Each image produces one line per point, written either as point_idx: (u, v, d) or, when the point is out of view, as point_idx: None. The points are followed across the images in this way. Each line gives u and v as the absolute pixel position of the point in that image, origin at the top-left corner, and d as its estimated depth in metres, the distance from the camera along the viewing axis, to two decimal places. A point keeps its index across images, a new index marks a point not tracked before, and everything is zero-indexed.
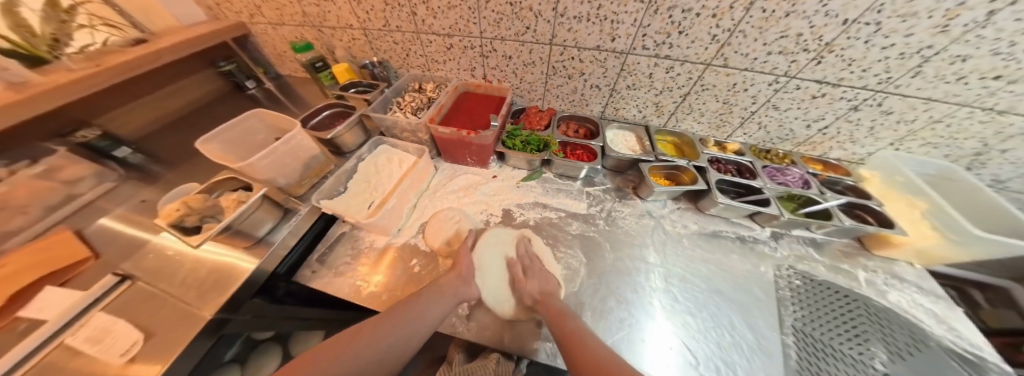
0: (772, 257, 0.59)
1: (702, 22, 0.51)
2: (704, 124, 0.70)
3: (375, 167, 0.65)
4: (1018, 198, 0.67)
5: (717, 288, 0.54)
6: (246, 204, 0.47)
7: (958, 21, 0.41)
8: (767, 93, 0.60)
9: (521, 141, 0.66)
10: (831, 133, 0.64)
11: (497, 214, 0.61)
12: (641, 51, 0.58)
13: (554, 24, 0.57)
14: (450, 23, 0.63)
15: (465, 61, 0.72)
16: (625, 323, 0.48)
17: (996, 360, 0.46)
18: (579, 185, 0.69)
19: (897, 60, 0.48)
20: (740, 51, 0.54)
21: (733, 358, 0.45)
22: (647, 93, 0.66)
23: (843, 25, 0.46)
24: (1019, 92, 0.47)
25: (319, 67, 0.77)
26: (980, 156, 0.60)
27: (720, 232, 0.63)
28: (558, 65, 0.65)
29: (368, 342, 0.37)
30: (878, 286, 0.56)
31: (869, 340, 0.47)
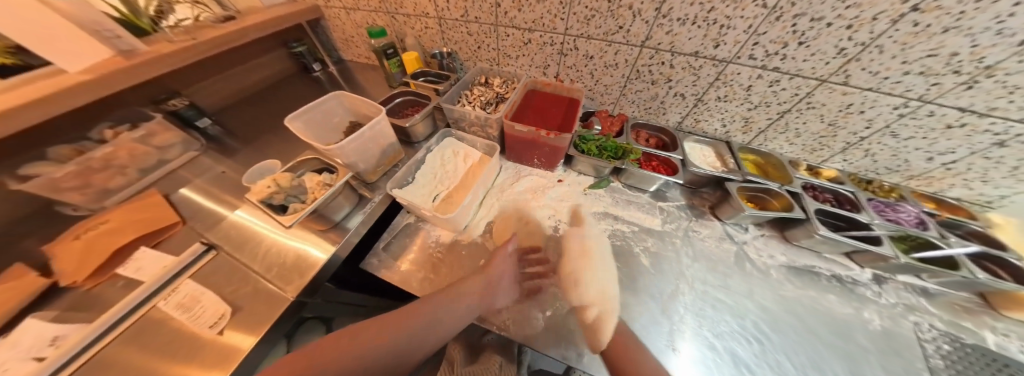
0: (878, 302, 0.52)
1: (832, 33, 0.45)
2: (798, 145, 0.64)
3: (442, 160, 0.64)
4: None
5: (817, 332, 0.48)
6: (332, 188, 0.46)
7: None
8: (888, 117, 0.53)
9: (596, 147, 0.62)
10: (958, 168, 0.56)
11: (566, 221, 0.58)
12: (746, 60, 0.53)
13: (652, 25, 0.53)
14: (534, 17, 0.61)
15: (540, 57, 0.69)
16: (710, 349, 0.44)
17: None
18: (651, 200, 0.64)
19: None
20: (868, 69, 0.48)
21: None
22: (738, 106, 0.61)
23: (1019, 47, 0.39)
24: None
25: (390, 54, 0.76)
26: None
27: (814, 268, 0.56)
28: (644, 70, 0.61)
29: (373, 342, 0.39)
30: (1013, 354, 0.48)
31: None
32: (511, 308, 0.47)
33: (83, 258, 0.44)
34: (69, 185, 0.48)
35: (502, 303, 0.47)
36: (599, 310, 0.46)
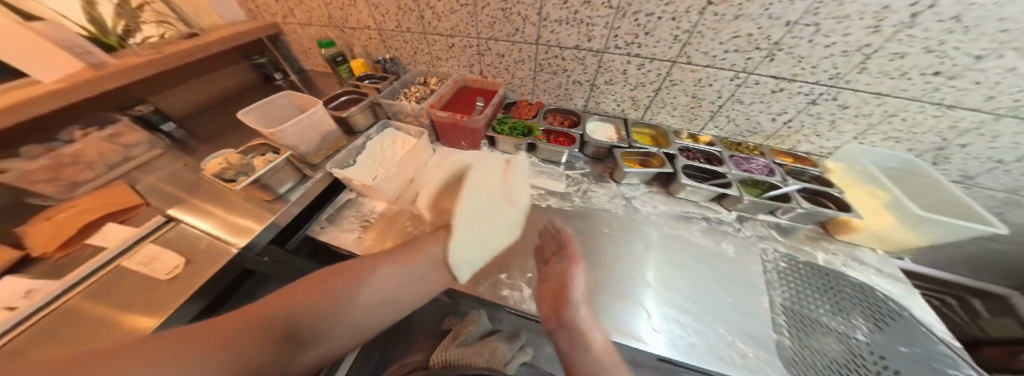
0: (734, 235, 0.64)
1: (664, 24, 0.59)
2: (678, 117, 0.77)
3: (381, 146, 0.74)
4: (996, 197, 0.72)
5: (683, 262, 0.59)
6: (273, 164, 0.56)
7: (886, 22, 0.49)
8: (730, 87, 0.66)
9: (509, 127, 0.75)
10: (795, 126, 0.70)
11: (484, 189, 0.69)
12: (614, 50, 0.66)
13: (539, 26, 0.67)
14: (452, 25, 0.74)
15: (464, 58, 0.82)
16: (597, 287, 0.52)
17: (947, 335, 0.51)
18: (560, 169, 0.76)
19: (842, 57, 0.55)
20: (701, 50, 0.61)
21: (712, 330, 0.48)
22: (623, 88, 0.74)
23: (786, 27, 0.53)
24: (961, 87, 0.55)
25: (339, 61, 0.88)
26: (943, 151, 0.66)
27: (690, 214, 0.67)
28: (544, 63, 0.74)
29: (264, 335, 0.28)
30: (837, 267, 0.60)
31: (844, 311, 0.53)
32: None
33: (53, 235, 0.51)
34: (40, 178, 0.56)
35: None
36: (504, 256, 0.56)
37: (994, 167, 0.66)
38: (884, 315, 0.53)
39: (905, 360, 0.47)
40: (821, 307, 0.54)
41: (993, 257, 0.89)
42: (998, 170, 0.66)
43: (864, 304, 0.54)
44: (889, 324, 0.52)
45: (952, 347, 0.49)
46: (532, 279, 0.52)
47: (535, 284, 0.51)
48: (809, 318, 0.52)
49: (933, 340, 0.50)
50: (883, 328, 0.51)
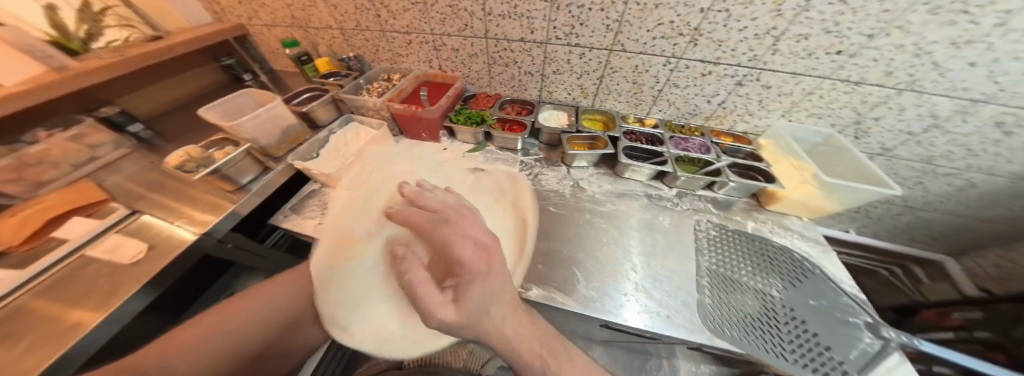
0: (672, 209, 0.69)
1: (595, 15, 0.63)
2: (624, 103, 0.82)
3: (344, 139, 0.78)
4: (915, 166, 0.79)
5: (622, 234, 0.63)
6: (233, 156, 0.59)
7: (784, 6, 0.54)
8: (665, 72, 0.71)
9: (465, 117, 0.80)
10: (729, 107, 0.76)
11: (441, 176, 0.74)
12: (556, 40, 0.71)
13: (485, 21, 0.71)
14: (406, 22, 0.78)
15: (422, 54, 0.86)
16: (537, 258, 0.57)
17: (853, 288, 0.56)
18: (515, 156, 0.80)
19: (755, 39, 0.61)
20: (632, 38, 0.66)
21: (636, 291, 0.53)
22: (570, 77, 0.79)
23: (701, 13, 0.59)
24: (862, 64, 0.61)
25: (304, 60, 0.92)
26: (860, 124, 0.72)
27: (632, 192, 0.72)
28: (496, 55, 0.79)
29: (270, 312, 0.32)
30: (763, 233, 0.66)
31: (764, 271, 0.58)
32: None
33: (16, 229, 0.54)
34: None
35: None
36: None
37: (907, 137, 0.72)
38: (798, 273, 0.58)
39: (812, 311, 0.52)
40: (743, 269, 0.58)
41: (923, 224, 0.96)
42: (911, 140, 0.73)
43: (782, 264, 0.60)
44: (802, 280, 0.57)
45: (856, 299, 0.54)
46: None
47: None
48: (731, 278, 0.57)
49: (841, 293, 0.55)
50: (797, 284, 0.56)
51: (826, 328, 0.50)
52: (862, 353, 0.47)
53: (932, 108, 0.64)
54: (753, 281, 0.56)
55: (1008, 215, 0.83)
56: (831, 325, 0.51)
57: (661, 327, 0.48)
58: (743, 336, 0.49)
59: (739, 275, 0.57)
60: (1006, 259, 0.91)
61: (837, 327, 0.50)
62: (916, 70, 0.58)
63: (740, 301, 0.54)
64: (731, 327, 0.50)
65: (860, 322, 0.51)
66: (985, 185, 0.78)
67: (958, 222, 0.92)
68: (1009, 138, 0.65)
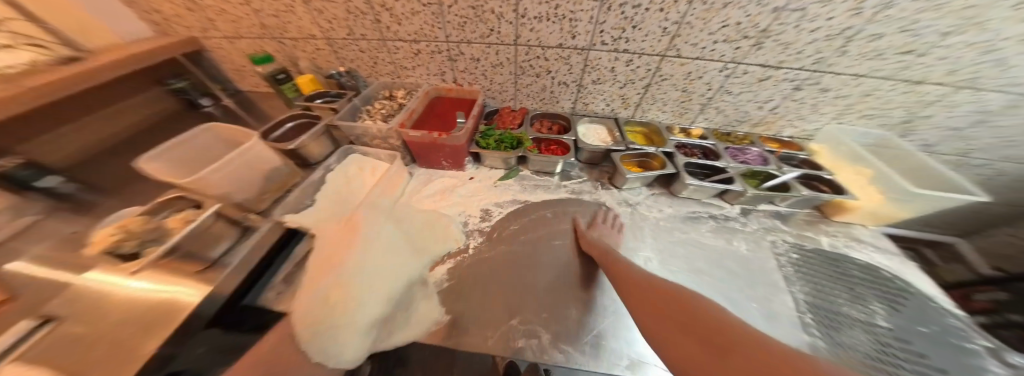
0: (743, 231, 0.61)
1: (652, 16, 0.54)
2: (668, 113, 0.74)
3: (346, 177, 0.63)
4: (950, 160, 0.79)
5: (704, 271, 0.54)
6: (196, 223, 0.41)
7: (868, 4, 0.48)
8: (720, 79, 0.64)
9: (495, 140, 0.67)
10: (781, 112, 0.70)
11: (475, 215, 0.61)
12: (600, 46, 0.61)
13: (516, 25, 0.59)
14: (415, 29, 0.65)
15: (433, 66, 0.73)
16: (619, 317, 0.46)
17: (952, 307, 0.52)
18: (557, 181, 0.69)
19: (825, 41, 0.55)
20: (690, 42, 0.58)
21: None
22: (611, 87, 0.69)
23: (773, 13, 0.51)
24: (929, 63, 0.57)
25: (282, 79, 0.74)
26: (909, 123, 0.70)
27: (695, 213, 0.64)
28: (525, 65, 0.67)
29: None
30: (841, 249, 0.61)
31: (860, 296, 0.52)
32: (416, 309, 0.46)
33: None
34: None
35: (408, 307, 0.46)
36: (511, 295, 0.48)
37: (952, 133, 0.71)
38: (892, 294, 0.53)
39: (927, 341, 0.47)
40: (840, 296, 0.52)
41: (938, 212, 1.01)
42: (955, 136, 0.72)
43: (874, 286, 0.55)
44: (900, 303, 0.52)
45: (961, 319, 0.50)
46: (548, 319, 0.45)
47: (554, 320, 0.45)
48: (834, 310, 0.50)
49: (943, 315, 0.51)
50: (896, 309, 0.51)
51: (952, 362, 0.44)
52: None
53: (984, 104, 0.63)
54: (856, 311, 0.50)
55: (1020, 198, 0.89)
56: (955, 358, 0.45)
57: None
58: None
59: (840, 305, 0.51)
60: (1015, 239, 0.97)
61: (961, 359, 0.45)
62: (982, 67, 0.55)
63: (855, 337, 0.47)
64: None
65: (978, 349, 0.46)
66: (1009, 172, 0.80)
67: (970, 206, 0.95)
68: None
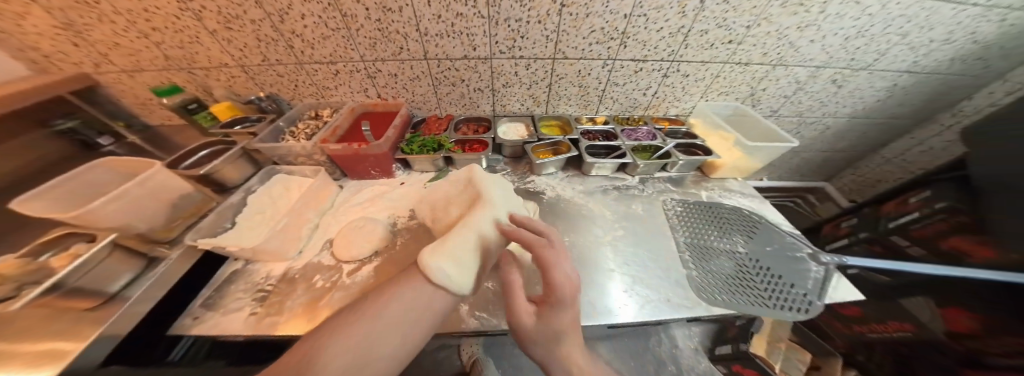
0: (641, 196, 0.73)
1: (534, 27, 0.65)
2: (575, 106, 0.86)
3: (271, 198, 0.63)
4: (794, 121, 1.04)
5: (606, 233, 0.64)
6: (86, 257, 0.40)
7: (687, 8, 0.64)
8: (605, 73, 0.77)
9: (418, 145, 0.73)
10: (661, 96, 0.86)
11: (405, 215, 0.66)
12: (500, 55, 0.70)
13: (422, 42, 0.67)
14: (329, 51, 0.69)
15: (355, 84, 0.77)
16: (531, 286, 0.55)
17: (790, 229, 0.67)
18: (483, 175, 0.77)
19: (671, 37, 0.70)
20: (572, 46, 0.70)
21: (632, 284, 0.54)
22: (520, 88, 0.79)
23: (625, 19, 0.65)
24: (747, 49, 0.75)
25: (193, 109, 0.71)
26: (754, 95, 0.90)
27: (603, 187, 0.75)
28: (440, 76, 0.75)
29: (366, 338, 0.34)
30: (715, 198, 0.75)
31: (727, 232, 0.65)
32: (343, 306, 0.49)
33: None
34: None
35: (335, 306, 0.49)
36: None
37: (785, 100, 0.94)
38: (750, 226, 0.67)
39: (771, 257, 0.60)
40: (711, 234, 0.65)
41: (803, 163, 1.29)
42: (788, 101, 0.94)
43: (737, 222, 0.68)
44: (755, 231, 0.66)
45: (796, 236, 0.65)
46: None
47: None
48: (706, 246, 0.62)
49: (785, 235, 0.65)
50: (752, 236, 0.65)
51: (785, 269, 0.58)
52: (815, 282, 0.56)
53: (795, 75, 0.85)
54: (723, 244, 0.62)
55: (850, 144, 1.19)
56: (789, 265, 0.58)
57: (669, 312, 0.51)
58: (733, 297, 0.53)
59: (710, 241, 0.63)
60: (857, 176, 1.30)
61: (793, 265, 0.58)
62: (781, 49, 0.76)
63: (719, 264, 0.59)
64: (720, 291, 0.53)
65: (805, 254, 0.60)
66: (829, 125, 1.06)
67: (815, 154, 1.24)
68: (842, 88, 0.93)
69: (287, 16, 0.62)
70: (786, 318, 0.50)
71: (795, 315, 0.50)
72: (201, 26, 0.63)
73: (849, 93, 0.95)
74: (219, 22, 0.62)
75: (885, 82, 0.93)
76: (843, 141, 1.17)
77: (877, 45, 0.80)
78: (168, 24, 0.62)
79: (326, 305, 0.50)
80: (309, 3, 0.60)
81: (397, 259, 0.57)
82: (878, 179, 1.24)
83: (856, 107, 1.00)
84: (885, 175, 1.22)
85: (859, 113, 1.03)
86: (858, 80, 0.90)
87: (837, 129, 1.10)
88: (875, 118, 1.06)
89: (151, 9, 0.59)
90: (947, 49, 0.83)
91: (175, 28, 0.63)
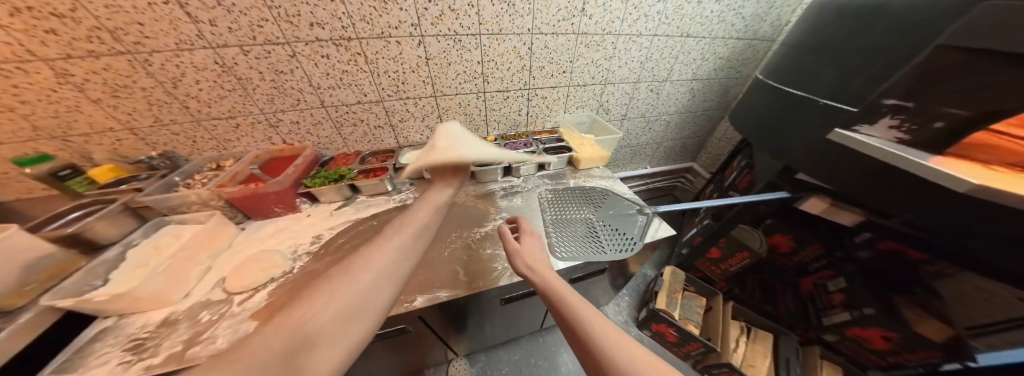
0: (523, 191, 0.92)
1: (409, 75, 0.85)
2: (467, 130, 1.07)
3: (156, 246, 0.64)
4: (643, 120, 1.42)
5: (491, 224, 0.78)
6: None
7: (521, 53, 0.91)
8: (481, 102, 0.99)
9: (321, 178, 0.83)
10: (534, 115, 1.11)
11: (307, 242, 0.72)
12: (389, 98, 0.88)
13: (317, 94, 0.82)
14: (227, 108, 0.79)
15: (258, 134, 0.86)
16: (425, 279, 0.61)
17: (631, 195, 0.90)
18: (391, 196, 0.89)
19: (520, 73, 0.96)
20: (446, 86, 0.91)
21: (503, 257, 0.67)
22: (416, 122, 0.98)
23: (479, 64, 0.89)
24: (580, 75, 1.05)
25: (66, 175, 0.72)
26: (602, 106, 1.22)
27: (492, 190, 0.92)
28: (341, 119, 0.90)
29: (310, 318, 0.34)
30: (580, 183, 0.96)
31: (585, 205, 0.84)
32: (229, 333, 0.52)
33: None
34: None
35: (218, 335, 0.51)
36: None
37: (627, 106, 1.30)
38: (603, 195, 0.87)
39: (613, 215, 0.80)
40: (572, 207, 0.83)
41: (667, 151, 1.72)
42: (629, 107, 1.31)
43: (593, 194, 0.88)
44: (605, 199, 0.86)
45: (630, 198, 0.88)
46: None
47: None
48: (567, 218, 0.79)
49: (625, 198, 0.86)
50: (601, 204, 0.84)
51: (621, 222, 0.78)
52: (641, 226, 0.75)
53: (624, 89, 1.21)
54: (581, 213, 0.81)
55: (690, 133, 1.66)
56: (624, 218, 0.78)
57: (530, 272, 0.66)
58: (581, 250, 0.69)
59: (571, 213, 0.81)
60: (707, 154, 1.80)
61: (627, 217, 0.78)
62: (602, 73, 1.09)
63: (574, 228, 0.76)
64: (572, 248, 0.70)
65: (635, 210, 0.80)
66: (667, 120, 1.50)
67: (670, 142, 1.66)
68: (662, 94, 1.34)
69: (181, 82, 0.71)
70: (615, 258, 0.68)
71: (620, 254, 0.68)
72: (84, 96, 0.67)
73: (668, 97, 1.37)
74: (105, 92, 0.68)
75: (685, 89, 1.37)
76: (684, 131, 1.63)
77: (663, 67, 1.21)
78: (43, 97, 0.65)
79: (208, 336, 0.51)
80: (203, 71, 0.70)
81: (294, 278, 0.63)
82: (717, 154, 1.74)
83: (677, 106, 1.45)
84: (720, 151, 1.72)
85: (683, 109, 1.49)
86: (667, 89, 1.32)
87: (674, 123, 1.53)
88: (694, 112, 1.53)
89: (21, 85, 0.62)
90: (707, 64, 1.30)
91: (51, 100, 0.66)
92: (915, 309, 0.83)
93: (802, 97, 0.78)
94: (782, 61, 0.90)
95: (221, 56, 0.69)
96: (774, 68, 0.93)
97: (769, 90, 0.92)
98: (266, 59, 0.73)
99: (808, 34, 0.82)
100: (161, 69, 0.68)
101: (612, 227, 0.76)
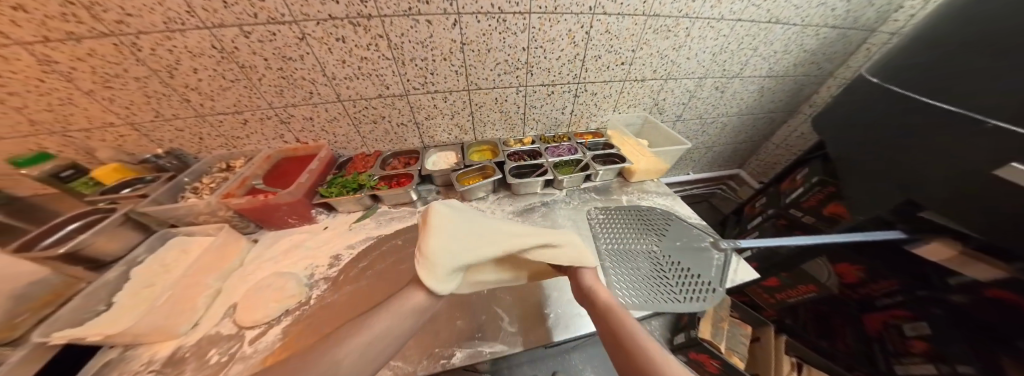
0: (565, 209, 0.79)
1: (440, 64, 0.71)
2: (502, 130, 0.93)
3: (162, 265, 0.58)
4: (698, 121, 1.21)
5: None
6: None
7: (576, 39, 0.73)
8: (521, 98, 0.84)
9: (338, 187, 0.73)
10: (579, 113, 0.95)
11: (325, 264, 0.64)
12: (415, 91, 0.75)
13: (331, 86, 0.69)
14: (232, 102, 0.68)
15: (269, 131, 0.76)
16: (462, 328, 0.52)
17: (697, 220, 0.75)
18: (415, 207, 0.79)
19: (570, 63, 0.79)
20: (482, 77, 0.76)
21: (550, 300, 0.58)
22: (444, 119, 0.85)
23: (524, 51, 0.73)
24: (639, 67, 0.86)
25: (70, 176, 0.65)
26: (657, 105, 1.03)
27: (531, 204, 0.81)
28: (359, 115, 0.77)
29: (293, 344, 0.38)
30: (635, 201, 0.82)
31: (641, 232, 0.71)
32: None
33: None
34: None
35: None
36: None
37: (684, 106, 1.10)
38: (662, 221, 0.73)
39: (681, 249, 0.65)
40: (627, 234, 0.70)
41: (716, 155, 1.51)
42: (687, 107, 1.11)
43: (652, 220, 0.74)
44: (667, 226, 0.72)
45: (696, 225, 0.73)
46: None
47: None
48: (623, 249, 0.66)
49: (692, 227, 0.72)
50: (663, 232, 0.70)
51: (694, 259, 0.63)
52: (720, 269, 0.60)
53: (686, 86, 1.00)
54: (636, 244, 0.68)
55: (749, 135, 1.43)
56: (698, 256, 0.64)
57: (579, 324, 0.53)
58: (648, 297, 0.56)
59: (626, 243, 0.68)
60: (759, 161, 1.57)
61: (703, 255, 0.63)
62: (666, 66, 0.89)
63: (635, 265, 0.62)
64: (636, 293, 0.57)
65: (708, 244, 0.66)
66: (725, 123, 1.28)
67: (721, 147, 1.45)
68: (726, 93, 1.12)
69: (177, 71, 0.60)
70: (688, 309, 0.54)
71: (698, 306, 0.54)
72: (74, 86, 0.58)
73: (732, 95, 1.14)
74: (95, 82, 0.58)
75: (754, 85, 1.13)
76: (742, 134, 1.40)
77: (738, 59, 0.98)
78: (30, 87, 0.56)
79: None
80: (200, 57, 0.59)
81: (313, 310, 0.55)
82: (773, 162, 1.51)
83: (740, 107, 1.23)
84: (777, 158, 1.49)
85: (744, 111, 1.26)
86: (734, 86, 1.10)
87: (733, 124, 1.32)
88: (758, 113, 1.30)
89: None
90: (788, 57, 1.05)
91: (41, 91, 0.57)
92: (1019, 374, 0.55)
93: (958, 123, 0.46)
94: (908, 55, 0.57)
95: (219, 39, 0.57)
96: (899, 66, 0.58)
97: (883, 103, 0.59)
98: (271, 42, 0.59)
99: (967, 17, 0.48)
100: (152, 55, 0.57)
101: (684, 267, 0.61)
